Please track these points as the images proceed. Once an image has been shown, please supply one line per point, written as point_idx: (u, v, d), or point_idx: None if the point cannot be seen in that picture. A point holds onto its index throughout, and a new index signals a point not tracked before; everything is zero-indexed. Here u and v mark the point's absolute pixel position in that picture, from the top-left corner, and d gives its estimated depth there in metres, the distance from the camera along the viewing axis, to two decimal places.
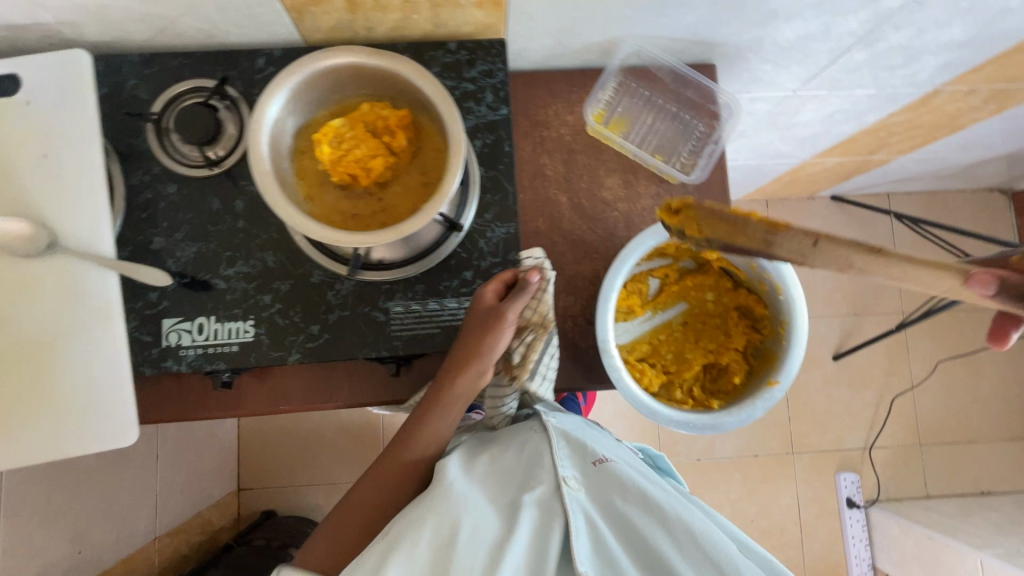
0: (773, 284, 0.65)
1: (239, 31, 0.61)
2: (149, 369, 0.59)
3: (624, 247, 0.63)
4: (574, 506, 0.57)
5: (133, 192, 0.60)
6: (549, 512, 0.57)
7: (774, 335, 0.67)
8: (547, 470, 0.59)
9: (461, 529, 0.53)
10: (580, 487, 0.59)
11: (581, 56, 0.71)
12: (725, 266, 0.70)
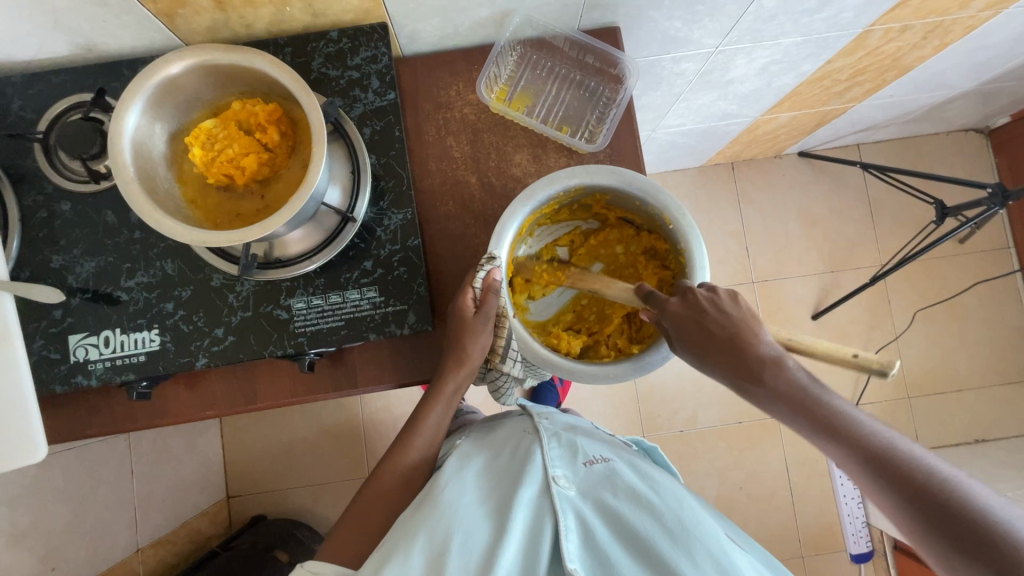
0: (664, 216, 0.64)
1: (115, 42, 0.60)
2: (60, 386, 0.59)
3: (502, 217, 0.62)
4: (564, 502, 0.61)
5: (28, 212, 0.60)
6: (540, 512, 0.61)
7: (679, 266, 0.67)
8: (537, 471, 0.64)
9: (457, 532, 0.57)
10: (568, 486, 0.64)
11: (476, 33, 0.69)
12: (623, 216, 0.70)
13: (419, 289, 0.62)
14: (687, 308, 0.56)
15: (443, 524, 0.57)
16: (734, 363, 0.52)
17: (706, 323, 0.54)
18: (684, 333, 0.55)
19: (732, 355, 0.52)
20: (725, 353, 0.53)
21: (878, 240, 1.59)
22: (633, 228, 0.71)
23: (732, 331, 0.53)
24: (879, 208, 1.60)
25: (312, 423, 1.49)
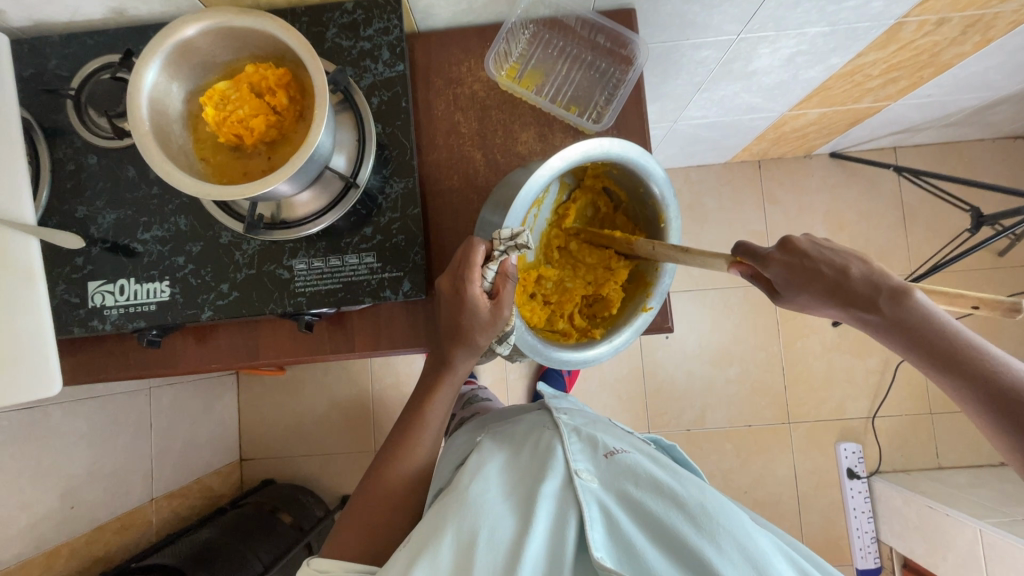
0: (654, 208, 0.66)
1: (144, 7, 0.63)
2: (78, 329, 0.63)
3: (530, 174, 0.56)
4: (588, 495, 0.58)
5: (58, 164, 0.65)
6: (564, 507, 0.57)
7: (645, 258, 0.70)
8: (559, 464, 0.61)
9: (483, 529, 0.53)
10: (591, 478, 0.60)
11: (490, 10, 0.70)
12: (607, 186, 0.70)
13: (415, 257, 0.63)
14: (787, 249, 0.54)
15: (467, 521, 0.54)
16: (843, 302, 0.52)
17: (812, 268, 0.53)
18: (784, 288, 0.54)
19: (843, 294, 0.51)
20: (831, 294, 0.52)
21: (910, 248, 1.53)
22: (610, 201, 0.72)
23: (832, 278, 0.52)
24: (913, 215, 1.54)
25: (324, 395, 1.54)
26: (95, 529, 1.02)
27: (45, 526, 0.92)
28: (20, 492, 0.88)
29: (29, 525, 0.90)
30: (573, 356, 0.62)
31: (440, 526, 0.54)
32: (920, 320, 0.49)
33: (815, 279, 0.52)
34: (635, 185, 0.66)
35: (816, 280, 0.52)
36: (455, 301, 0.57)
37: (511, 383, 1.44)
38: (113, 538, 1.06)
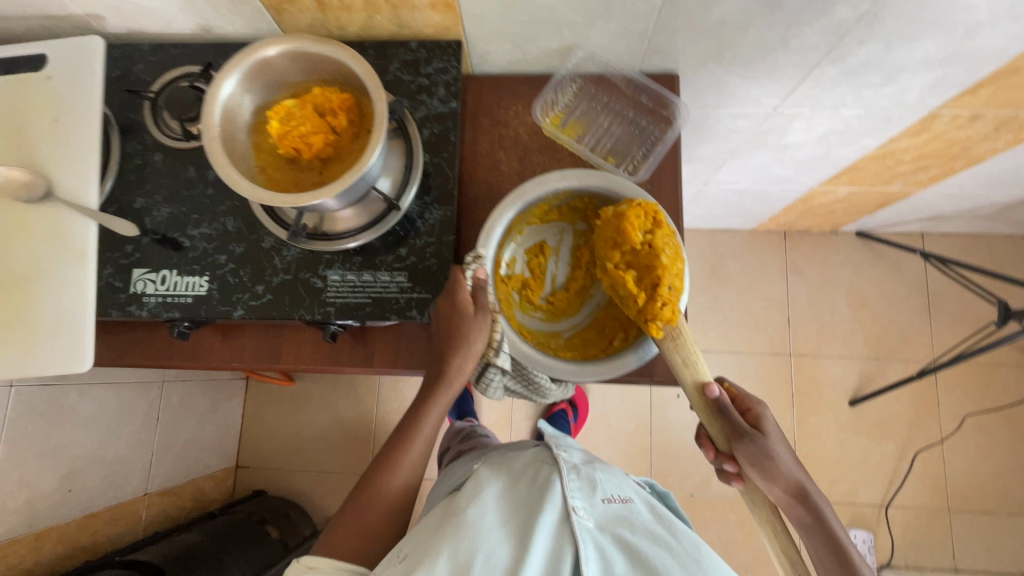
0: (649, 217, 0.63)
1: (230, 28, 0.70)
2: (116, 312, 0.66)
3: (494, 214, 0.64)
4: (584, 533, 0.58)
5: (126, 157, 0.69)
6: (560, 541, 0.57)
7: None
8: (557, 499, 0.62)
9: (478, 553, 0.53)
10: (588, 517, 0.61)
11: (542, 62, 0.75)
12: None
13: (444, 282, 0.65)
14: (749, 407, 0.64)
15: (462, 543, 0.54)
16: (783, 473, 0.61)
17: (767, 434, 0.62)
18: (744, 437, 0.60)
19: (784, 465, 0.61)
20: (765, 460, 0.60)
21: (934, 335, 1.51)
22: None
23: (780, 455, 0.61)
24: (938, 302, 1.52)
25: (329, 412, 1.54)
26: (87, 516, 1.02)
27: (42, 505, 0.92)
28: (25, 467, 0.89)
29: (27, 502, 0.90)
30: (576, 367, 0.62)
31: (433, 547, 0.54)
32: (821, 510, 0.62)
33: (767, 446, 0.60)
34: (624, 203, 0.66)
35: (763, 442, 0.60)
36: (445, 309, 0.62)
37: (515, 423, 1.43)
38: (102, 528, 1.05)
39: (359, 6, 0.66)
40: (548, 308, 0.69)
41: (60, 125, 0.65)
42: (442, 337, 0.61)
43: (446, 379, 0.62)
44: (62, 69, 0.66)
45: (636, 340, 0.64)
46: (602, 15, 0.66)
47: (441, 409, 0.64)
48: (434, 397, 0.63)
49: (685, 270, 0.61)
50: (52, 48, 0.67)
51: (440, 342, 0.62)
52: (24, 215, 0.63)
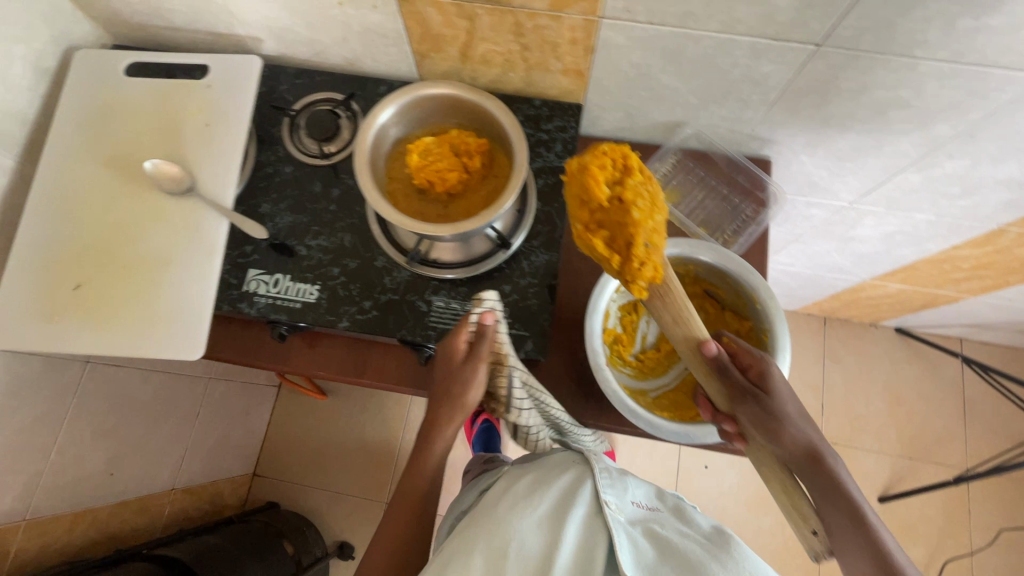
0: (750, 294, 0.66)
1: (374, 64, 0.77)
2: (226, 307, 0.69)
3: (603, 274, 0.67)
4: (617, 525, 0.62)
5: (259, 165, 0.75)
6: (592, 534, 0.61)
7: (758, 344, 0.67)
8: (588, 492, 0.65)
9: (513, 543, 0.58)
10: (620, 511, 0.64)
11: (647, 132, 0.81)
12: (708, 289, 0.72)
13: (543, 322, 0.68)
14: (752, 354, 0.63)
15: (502, 535, 0.59)
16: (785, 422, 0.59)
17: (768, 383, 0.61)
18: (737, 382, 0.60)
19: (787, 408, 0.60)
20: (767, 407, 0.59)
21: (967, 441, 1.50)
22: (714, 301, 0.73)
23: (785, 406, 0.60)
24: (973, 408, 1.52)
25: (354, 432, 1.54)
26: (119, 505, 1.01)
27: (85, 485, 0.92)
28: (80, 445, 0.90)
29: (74, 481, 0.90)
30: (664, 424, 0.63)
31: (474, 543, 0.59)
32: (835, 473, 0.58)
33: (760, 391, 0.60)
34: (724, 277, 0.68)
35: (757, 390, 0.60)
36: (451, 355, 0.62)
37: None
38: (129, 518, 1.04)
39: (499, 62, 0.72)
40: (638, 366, 0.74)
41: (210, 129, 0.71)
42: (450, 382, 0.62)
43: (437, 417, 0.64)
44: (220, 80, 0.73)
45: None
46: (717, 100, 0.72)
47: (443, 438, 0.65)
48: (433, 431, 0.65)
49: (782, 351, 0.63)
50: (213, 60, 0.73)
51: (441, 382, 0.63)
52: (164, 207, 0.68)
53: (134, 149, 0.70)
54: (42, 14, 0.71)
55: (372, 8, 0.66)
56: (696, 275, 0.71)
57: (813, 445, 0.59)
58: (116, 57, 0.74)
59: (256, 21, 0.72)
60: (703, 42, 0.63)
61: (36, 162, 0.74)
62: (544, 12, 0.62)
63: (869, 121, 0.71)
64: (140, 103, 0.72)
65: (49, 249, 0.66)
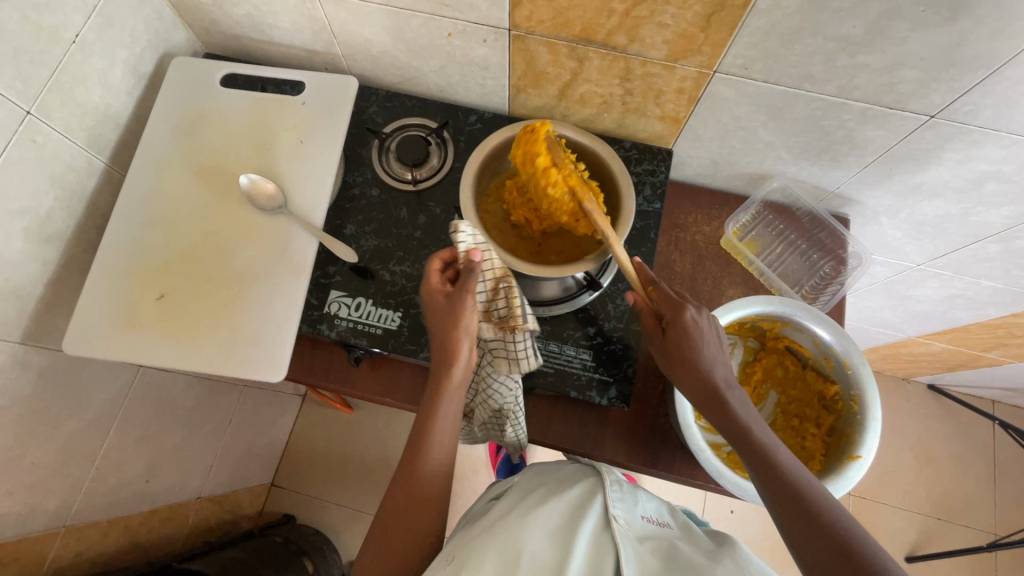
0: (840, 359, 0.65)
1: (466, 94, 0.77)
2: (305, 327, 0.68)
3: None
4: (625, 541, 0.59)
5: (346, 185, 0.74)
6: (602, 548, 0.58)
7: (846, 410, 0.66)
8: (597, 506, 0.63)
9: (526, 548, 0.55)
10: (628, 527, 0.61)
11: (729, 181, 0.81)
12: (790, 346, 0.72)
13: (627, 369, 0.67)
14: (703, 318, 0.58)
15: (514, 539, 0.55)
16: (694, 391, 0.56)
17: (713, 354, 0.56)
18: (664, 342, 0.58)
19: (690, 376, 0.56)
20: (695, 376, 0.56)
21: (998, 505, 1.47)
22: (797, 361, 0.72)
23: (727, 382, 0.56)
24: (1004, 472, 1.50)
25: (378, 448, 1.51)
26: (148, 513, 0.98)
27: (121, 492, 0.90)
28: (122, 451, 0.87)
29: (113, 488, 0.87)
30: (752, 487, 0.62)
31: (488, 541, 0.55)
32: (751, 431, 0.53)
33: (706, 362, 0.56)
34: (813, 339, 0.67)
35: (704, 358, 0.56)
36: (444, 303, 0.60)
37: None
38: (156, 526, 1.01)
39: (596, 103, 0.72)
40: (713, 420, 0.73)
41: (304, 147, 0.70)
42: (442, 340, 0.59)
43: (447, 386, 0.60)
44: (315, 98, 0.72)
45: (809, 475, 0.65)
46: (810, 158, 0.72)
47: (451, 402, 0.60)
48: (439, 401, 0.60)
49: (873, 420, 0.62)
50: (310, 78, 0.73)
51: (443, 341, 0.59)
52: (256, 222, 0.68)
53: (229, 163, 0.70)
54: (146, 19, 0.70)
55: (481, 41, 0.66)
56: (782, 334, 0.71)
57: (750, 424, 0.54)
58: (213, 68, 0.74)
59: (358, 43, 0.72)
60: (814, 103, 0.63)
61: (121, 164, 0.73)
62: (659, 61, 0.62)
63: (963, 190, 0.71)
64: (236, 117, 0.72)
65: (137, 257, 0.66)
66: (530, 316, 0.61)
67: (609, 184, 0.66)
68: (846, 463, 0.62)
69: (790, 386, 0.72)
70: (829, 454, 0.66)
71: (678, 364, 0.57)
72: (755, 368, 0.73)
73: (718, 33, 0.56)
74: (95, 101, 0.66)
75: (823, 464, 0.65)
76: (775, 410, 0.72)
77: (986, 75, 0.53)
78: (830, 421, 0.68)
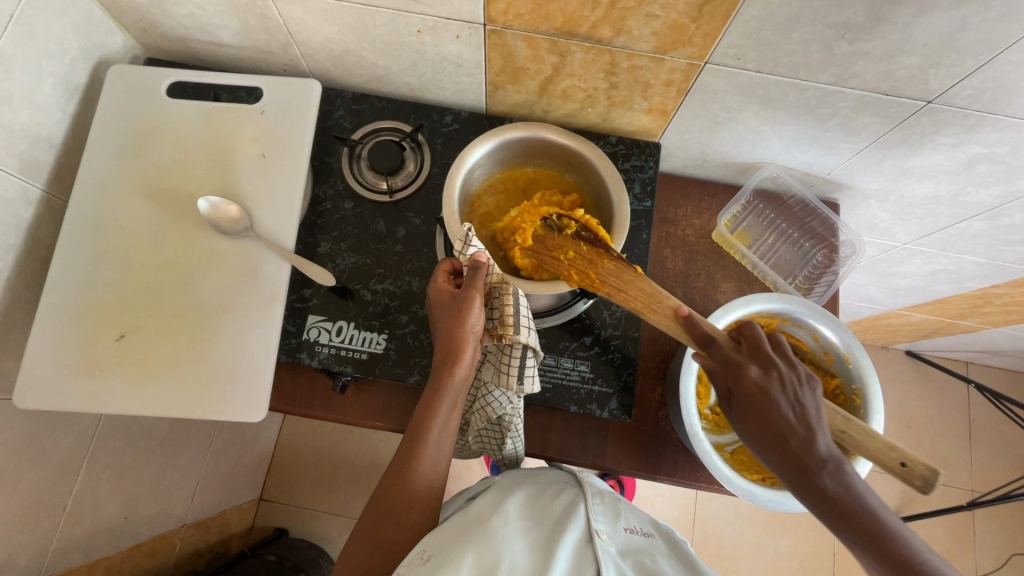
0: (841, 353, 0.65)
1: (440, 93, 0.72)
2: (284, 356, 0.64)
3: None
4: (607, 556, 0.57)
5: (316, 199, 0.69)
6: (582, 560, 0.56)
7: (848, 404, 0.66)
8: (579, 520, 0.60)
9: (505, 559, 0.52)
10: (609, 542, 0.59)
11: (718, 170, 0.79)
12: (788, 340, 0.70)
13: (626, 378, 0.68)
14: (780, 379, 0.52)
15: (492, 550, 0.52)
16: (781, 467, 0.49)
17: (797, 422, 0.50)
18: (740, 411, 0.52)
19: (775, 452, 0.50)
20: (780, 450, 0.49)
21: (973, 464, 1.53)
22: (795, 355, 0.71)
23: (819, 452, 0.49)
24: (978, 431, 1.56)
25: (367, 453, 1.48)
26: (130, 549, 0.93)
27: (100, 534, 0.84)
28: (96, 491, 0.81)
29: (90, 530, 0.82)
30: (764, 493, 0.60)
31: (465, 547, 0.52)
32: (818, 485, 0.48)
33: (791, 434, 0.49)
34: (812, 334, 0.67)
35: (786, 429, 0.50)
36: (450, 294, 0.57)
37: None
38: (141, 561, 0.97)
39: (579, 98, 0.68)
40: (715, 419, 0.71)
41: (267, 162, 0.65)
42: (443, 339, 0.56)
43: (446, 385, 0.55)
44: (274, 105, 0.66)
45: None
46: (802, 146, 0.70)
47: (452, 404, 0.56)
48: (439, 398, 0.55)
49: (877, 414, 0.61)
50: (266, 83, 0.67)
51: (443, 338, 0.56)
52: (218, 248, 0.62)
53: (183, 184, 0.64)
54: (75, 25, 0.63)
55: (454, 38, 0.61)
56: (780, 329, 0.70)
57: (852, 499, 0.47)
58: (156, 77, 0.67)
59: (319, 43, 0.65)
60: (809, 91, 0.60)
61: (62, 189, 0.66)
62: (647, 54, 0.58)
63: (953, 173, 0.70)
64: (187, 131, 0.66)
65: (89, 294, 0.60)
66: (524, 329, 0.57)
67: (601, 188, 0.63)
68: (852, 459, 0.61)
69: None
70: None
71: (759, 437, 0.51)
72: None
73: (710, 23, 0.52)
74: (23, 122, 0.59)
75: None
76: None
77: (987, 59, 0.51)
78: None
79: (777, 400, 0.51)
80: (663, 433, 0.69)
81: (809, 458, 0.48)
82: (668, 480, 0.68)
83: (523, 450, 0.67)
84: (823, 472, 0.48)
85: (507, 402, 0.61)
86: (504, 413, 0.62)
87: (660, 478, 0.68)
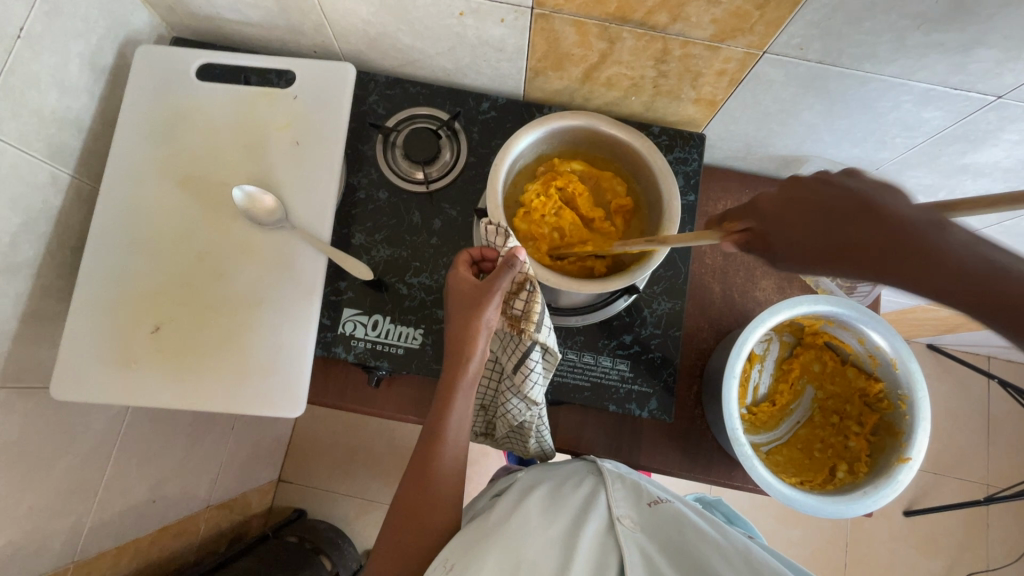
0: (887, 357, 0.63)
1: (477, 78, 0.69)
2: (319, 349, 0.63)
3: (742, 329, 0.62)
4: (630, 542, 0.53)
5: (350, 189, 0.68)
6: (605, 553, 0.51)
7: (893, 410, 0.64)
8: (599, 506, 0.56)
9: (524, 556, 0.48)
10: (634, 527, 0.55)
11: (761, 163, 0.76)
12: (830, 341, 0.69)
13: (666, 379, 0.67)
14: (824, 186, 0.40)
15: (513, 545, 0.49)
16: (909, 279, 0.35)
17: (860, 214, 0.37)
18: (798, 251, 0.40)
19: (900, 270, 0.35)
20: (860, 234, 0.37)
21: (990, 460, 1.51)
22: (835, 355, 0.70)
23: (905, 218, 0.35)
24: (998, 426, 1.53)
25: (382, 436, 1.48)
26: (158, 531, 0.94)
27: (131, 516, 0.85)
28: (125, 476, 0.81)
29: (121, 513, 0.82)
30: (806, 499, 0.59)
31: (486, 545, 0.49)
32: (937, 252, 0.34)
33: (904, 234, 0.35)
34: (856, 336, 0.65)
35: (850, 209, 0.37)
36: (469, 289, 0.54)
37: None
38: (169, 541, 0.98)
39: (624, 86, 0.65)
40: (751, 418, 0.70)
41: (301, 149, 0.63)
42: (459, 339, 0.53)
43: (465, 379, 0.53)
44: (307, 89, 0.64)
45: (855, 477, 0.64)
46: (853, 140, 0.67)
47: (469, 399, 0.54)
48: (454, 396, 0.53)
49: (924, 420, 0.60)
50: (298, 65, 0.64)
51: (458, 338, 0.53)
52: (254, 239, 0.61)
53: (215, 170, 0.62)
54: (102, 3, 0.60)
55: (498, 21, 0.58)
56: (824, 329, 0.68)
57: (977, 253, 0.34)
58: (186, 59, 0.64)
59: (354, 26, 0.63)
60: (870, 84, 0.57)
61: (90, 175, 0.64)
62: (702, 42, 0.55)
63: (1012, 170, 0.67)
64: (218, 117, 0.64)
65: (123, 284, 0.59)
66: (543, 330, 0.56)
67: (648, 181, 0.61)
68: (896, 466, 0.60)
69: (828, 381, 0.70)
70: (874, 453, 0.65)
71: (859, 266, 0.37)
72: (793, 365, 0.70)
73: (777, 10, 0.49)
74: (52, 106, 0.57)
75: (868, 465, 0.64)
76: (812, 406, 0.71)
77: None
78: (871, 420, 0.67)
79: (864, 195, 0.37)
80: (700, 433, 0.68)
81: (954, 262, 0.34)
82: (702, 479, 0.67)
83: (552, 448, 0.66)
84: (958, 262, 0.34)
85: (529, 408, 0.60)
86: (528, 417, 0.61)
87: (693, 477, 0.68)
